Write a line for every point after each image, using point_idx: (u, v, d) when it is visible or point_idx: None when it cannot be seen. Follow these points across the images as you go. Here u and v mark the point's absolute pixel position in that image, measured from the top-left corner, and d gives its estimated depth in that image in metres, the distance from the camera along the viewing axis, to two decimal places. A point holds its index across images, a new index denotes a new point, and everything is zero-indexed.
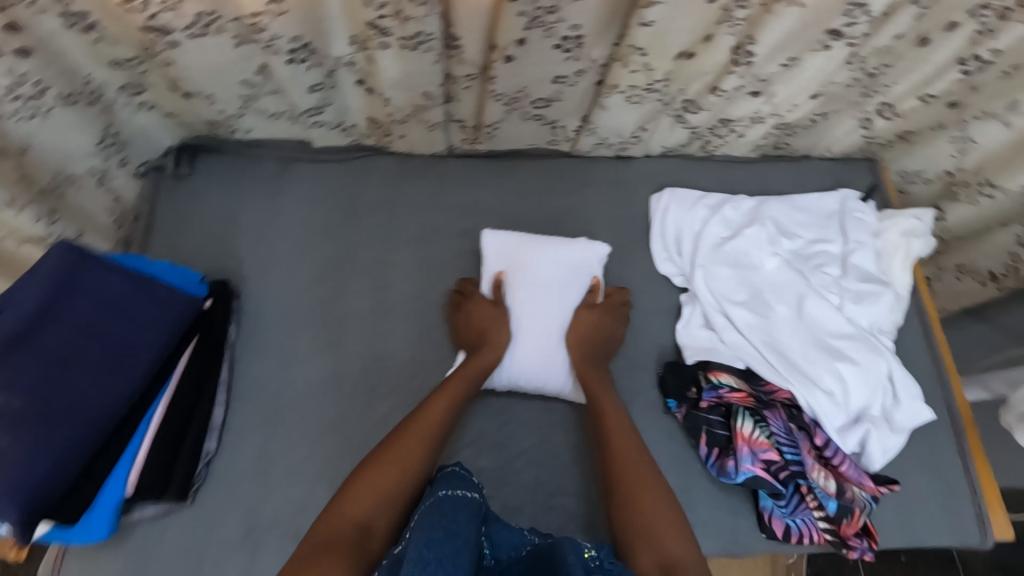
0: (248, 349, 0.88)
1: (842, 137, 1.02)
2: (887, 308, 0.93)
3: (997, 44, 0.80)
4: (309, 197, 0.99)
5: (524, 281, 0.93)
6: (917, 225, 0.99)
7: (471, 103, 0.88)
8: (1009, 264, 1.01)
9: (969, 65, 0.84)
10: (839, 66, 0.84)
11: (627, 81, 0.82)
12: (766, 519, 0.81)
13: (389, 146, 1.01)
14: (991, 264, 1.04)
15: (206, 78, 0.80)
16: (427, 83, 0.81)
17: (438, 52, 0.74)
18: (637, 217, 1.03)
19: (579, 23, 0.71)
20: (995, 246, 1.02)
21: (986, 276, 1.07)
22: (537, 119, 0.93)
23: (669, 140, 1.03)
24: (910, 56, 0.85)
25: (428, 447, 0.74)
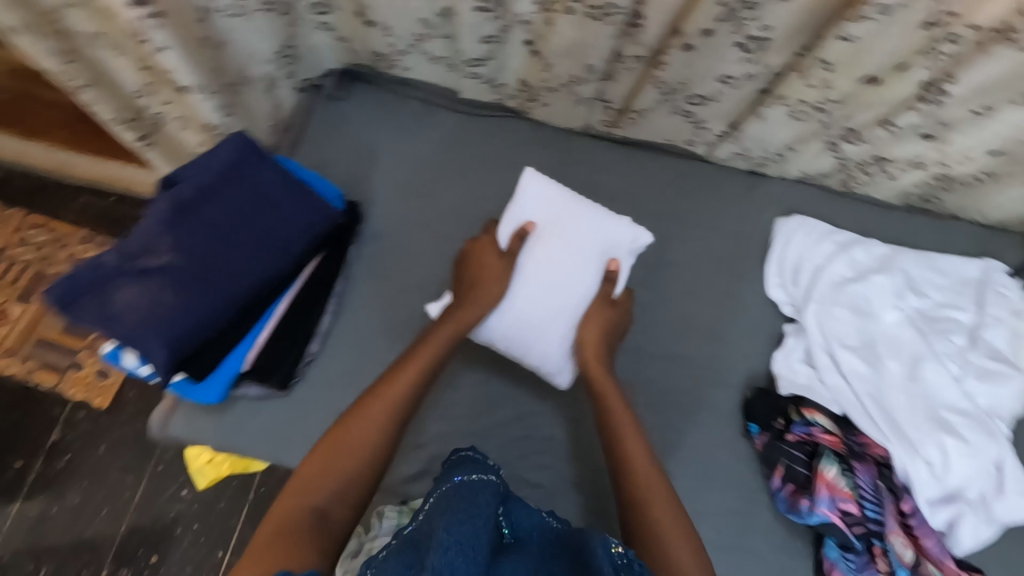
0: (362, 269, 0.93)
1: (1004, 204, 0.95)
2: (1012, 393, 0.87)
3: None
4: (443, 143, 1.02)
5: (574, 252, 0.87)
6: None
7: (627, 85, 0.88)
8: None
9: None
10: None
11: (798, 94, 0.80)
12: (826, 567, 0.78)
13: (529, 112, 1.03)
14: None
15: (394, 11, 0.84)
16: (594, 57, 0.81)
17: (620, 29, 0.75)
18: (756, 237, 1.00)
19: (771, 25, 0.69)
20: None
21: None
22: (685, 116, 0.92)
23: (812, 166, 0.99)
24: None
25: (387, 430, 0.73)
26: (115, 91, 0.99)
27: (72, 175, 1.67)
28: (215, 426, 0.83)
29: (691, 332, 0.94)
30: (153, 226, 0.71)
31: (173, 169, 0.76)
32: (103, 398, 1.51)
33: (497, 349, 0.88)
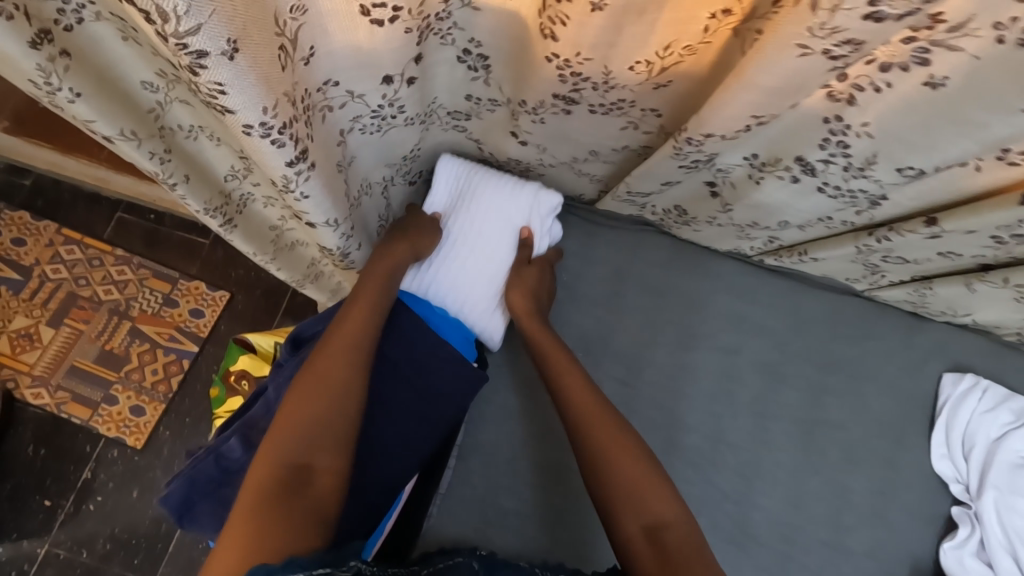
0: (481, 412, 0.81)
1: None
2: None
3: None
4: (572, 262, 0.90)
5: (459, 219, 0.82)
6: None
7: (813, 234, 0.75)
8: None
9: None
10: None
11: None
12: None
13: (673, 229, 0.90)
14: None
15: (558, 138, 0.69)
16: (797, 215, 0.67)
17: (851, 203, 0.61)
18: (921, 398, 0.88)
19: None
20: None
21: None
22: (866, 266, 0.79)
23: (992, 318, 0.85)
24: None
25: (355, 362, 0.63)
26: (207, 178, 0.83)
27: (111, 189, 1.44)
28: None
29: (850, 514, 0.83)
30: None
31: (300, 327, 0.71)
32: (138, 437, 1.33)
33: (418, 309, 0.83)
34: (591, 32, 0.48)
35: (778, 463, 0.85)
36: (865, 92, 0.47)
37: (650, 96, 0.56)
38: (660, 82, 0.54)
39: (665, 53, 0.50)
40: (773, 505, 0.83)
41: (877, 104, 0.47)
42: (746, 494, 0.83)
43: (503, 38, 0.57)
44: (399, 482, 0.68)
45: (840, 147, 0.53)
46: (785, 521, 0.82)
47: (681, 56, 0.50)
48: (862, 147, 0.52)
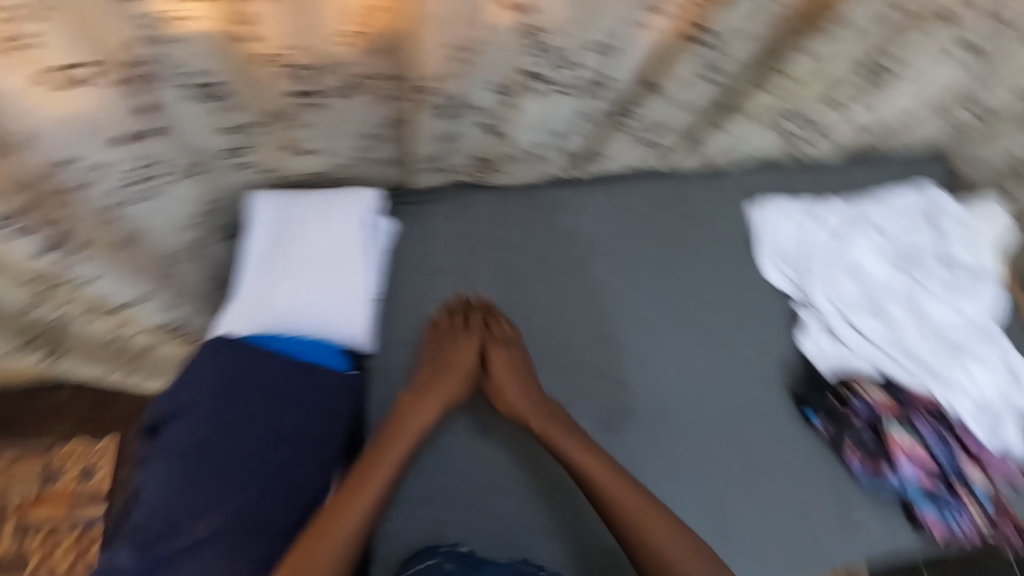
0: (377, 420, 0.76)
1: (925, 131, 0.97)
2: (992, 297, 0.92)
3: None
4: (408, 243, 0.84)
5: (293, 241, 0.80)
6: (993, 211, 0.97)
7: (594, 134, 0.85)
8: None
9: None
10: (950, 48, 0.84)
11: (757, 101, 0.86)
12: (923, 519, 0.79)
13: (486, 180, 0.89)
14: None
15: (337, 132, 0.76)
16: (555, 123, 0.81)
17: (591, 83, 0.74)
18: (760, 235, 0.95)
19: (729, 62, 0.78)
20: None
21: None
22: (647, 142, 0.89)
23: (763, 146, 0.96)
24: None
25: (370, 513, 0.63)
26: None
27: None
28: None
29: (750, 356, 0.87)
30: (167, 485, 0.63)
31: (149, 415, 0.69)
32: None
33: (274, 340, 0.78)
34: (284, 27, 0.62)
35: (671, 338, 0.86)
36: (526, 9, 0.65)
37: (386, 62, 0.68)
38: (381, 48, 0.66)
39: (363, 18, 0.63)
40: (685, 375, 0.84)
41: (541, 18, 0.67)
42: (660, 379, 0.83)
43: (231, 60, 0.64)
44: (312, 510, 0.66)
45: (543, 51, 0.70)
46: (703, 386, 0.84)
47: (376, 18, 0.63)
48: (554, 45, 0.70)
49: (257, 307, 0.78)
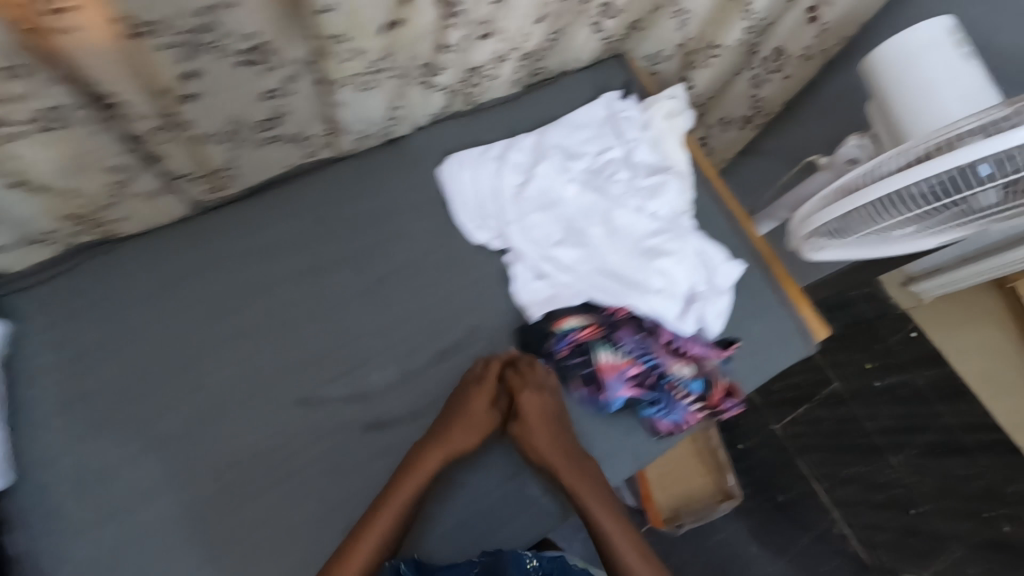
0: (55, 539, 0.78)
1: (583, 46, 1.08)
2: (683, 190, 1.03)
3: (684, 6, 1.07)
4: (66, 324, 0.85)
5: None
6: (677, 102, 1.11)
7: (210, 155, 0.78)
8: (754, 103, 1.29)
9: (671, 11, 1.08)
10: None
11: (344, 73, 0.74)
12: (651, 424, 0.88)
13: (119, 230, 0.87)
14: (741, 109, 1.33)
15: None
16: (107, 158, 0.69)
17: (279, 74, 0.70)
18: (520, 132, 1.08)
19: (296, 91, 0.75)
20: (738, 93, 1.29)
21: (741, 120, 1.36)
22: (275, 141, 0.85)
23: (430, 107, 1.00)
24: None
25: (565, 480, 0.81)
26: None
27: None
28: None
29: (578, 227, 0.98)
30: None
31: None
32: None
33: None
34: None
35: (549, 244, 0.96)
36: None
37: None
38: None
39: None
40: (530, 254, 0.96)
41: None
42: (538, 249, 0.96)
43: None
44: None
45: None
46: (556, 257, 0.95)
47: None
48: None
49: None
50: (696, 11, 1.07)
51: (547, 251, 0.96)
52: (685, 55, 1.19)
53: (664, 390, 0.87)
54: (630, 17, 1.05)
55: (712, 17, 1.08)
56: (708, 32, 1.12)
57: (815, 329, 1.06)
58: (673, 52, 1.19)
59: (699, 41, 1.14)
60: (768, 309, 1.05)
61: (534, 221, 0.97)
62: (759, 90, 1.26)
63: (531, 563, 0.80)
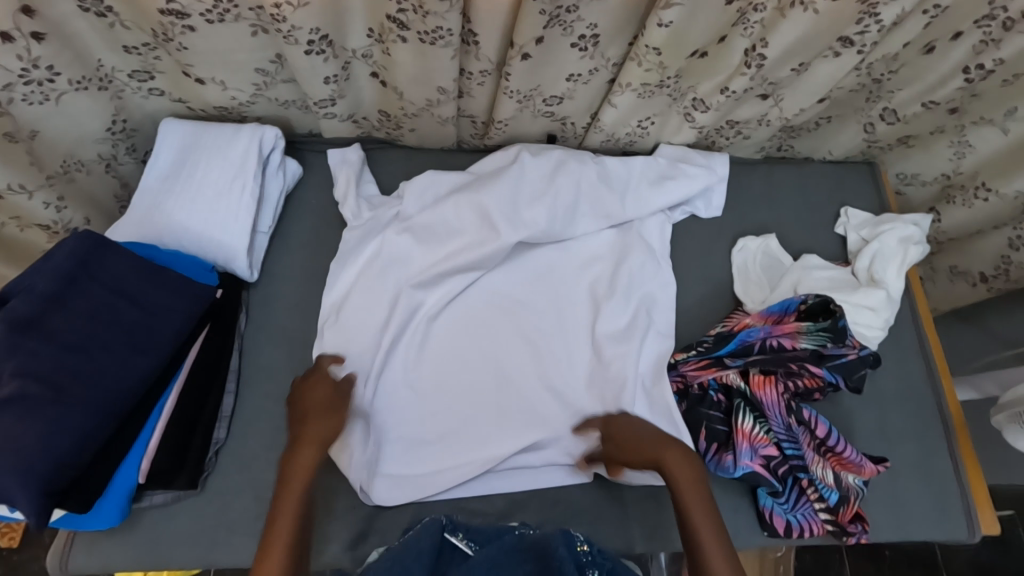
0: (252, 343, 0.90)
1: (844, 142, 1.08)
2: (879, 303, 0.98)
3: (968, 139, 1.02)
4: (320, 188, 1.00)
5: (198, 148, 0.90)
6: (915, 233, 1.05)
7: (484, 98, 0.91)
8: (1001, 266, 1.18)
9: (956, 142, 1.04)
10: (955, 91, 0.88)
11: (640, 79, 0.83)
12: (767, 516, 0.87)
13: (399, 139, 1.04)
14: (983, 267, 1.21)
15: (223, 66, 0.81)
16: (443, 78, 0.83)
17: (591, 63, 0.82)
18: (742, 190, 1.11)
19: (590, 78, 0.86)
20: (986, 250, 1.19)
21: (977, 277, 1.24)
22: (548, 117, 0.97)
23: (677, 139, 1.06)
24: (933, 115, 0.99)
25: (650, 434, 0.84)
26: None
27: None
28: (158, 548, 0.78)
29: (592, 313, 0.98)
30: (79, 328, 0.71)
31: (5, 286, 0.72)
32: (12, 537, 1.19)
33: (163, 243, 0.86)
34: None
35: (595, 243, 1.02)
36: None
37: (301, 13, 0.71)
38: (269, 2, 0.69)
39: None
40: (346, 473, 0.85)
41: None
42: (397, 415, 0.89)
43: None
44: (126, 403, 0.72)
45: None
46: (520, 379, 0.93)
47: (293, 5, 0.70)
48: None
49: (145, 223, 0.86)
50: (981, 149, 1.02)
51: (417, 393, 0.90)
52: (945, 187, 1.13)
53: (791, 486, 0.86)
54: (907, 129, 1.03)
55: (996, 160, 1.03)
56: (989, 171, 1.05)
57: (983, 524, 0.93)
58: (934, 180, 1.13)
59: (968, 178, 1.08)
60: (937, 471, 0.95)
61: (398, 356, 0.91)
62: (1015, 253, 1.14)
63: (581, 547, 0.68)
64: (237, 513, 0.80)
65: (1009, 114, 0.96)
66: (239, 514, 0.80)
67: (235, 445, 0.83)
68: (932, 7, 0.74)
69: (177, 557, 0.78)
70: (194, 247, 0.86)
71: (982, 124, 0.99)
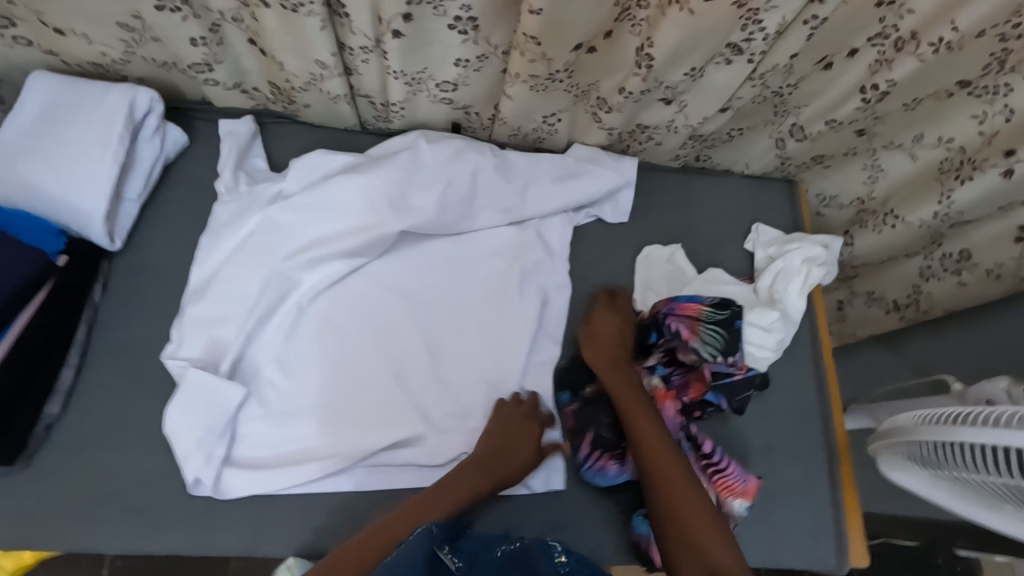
0: (104, 316, 0.85)
1: (759, 155, 1.06)
2: (774, 325, 0.95)
3: (880, 163, 1.00)
4: (204, 157, 0.95)
5: (63, 104, 0.84)
6: (821, 254, 1.01)
7: (374, 78, 0.86)
8: (912, 295, 1.16)
9: (868, 166, 1.02)
10: (854, 111, 0.86)
11: (527, 69, 0.79)
12: (644, 543, 0.79)
13: (298, 114, 0.99)
14: (897, 295, 1.19)
15: (80, 17, 0.77)
16: (318, 52, 0.78)
17: (476, 49, 0.79)
18: (654, 197, 1.08)
19: (479, 66, 0.83)
20: (901, 278, 1.17)
21: (891, 305, 1.22)
22: (448, 103, 0.93)
23: (590, 139, 1.02)
24: (842, 136, 0.97)
25: (622, 357, 0.89)
26: None
27: None
28: None
29: (482, 310, 0.92)
30: None
31: None
32: None
33: (9, 203, 0.81)
34: None
35: (491, 240, 0.96)
36: None
37: None
38: None
39: None
40: (181, 463, 0.77)
41: None
42: (258, 399, 0.83)
43: None
44: None
45: None
46: (390, 374, 0.86)
47: None
48: None
49: None
50: (892, 174, 1.01)
51: (284, 370, 0.85)
52: (859, 210, 1.11)
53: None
54: (818, 148, 1.01)
55: (906, 186, 1.01)
56: (900, 197, 1.03)
57: (853, 555, 0.91)
58: (850, 202, 1.10)
59: (880, 203, 1.07)
60: (815, 497, 0.92)
61: (267, 335, 0.86)
62: (926, 283, 1.12)
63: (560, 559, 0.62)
64: (63, 491, 0.76)
65: (917, 139, 0.93)
66: (62, 495, 0.76)
67: (69, 421, 0.79)
68: (812, 17, 0.71)
69: None
70: (42, 209, 0.82)
71: (891, 148, 0.97)
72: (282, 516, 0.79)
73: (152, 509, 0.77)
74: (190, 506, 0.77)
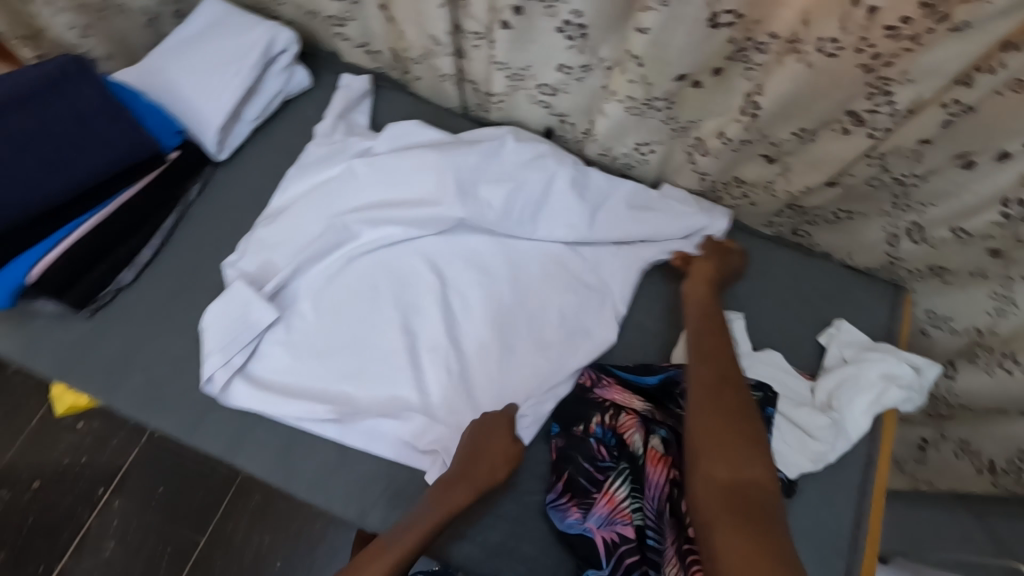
0: (190, 213, 0.95)
1: (865, 247, 0.93)
2: (822, 430, 0.85)
3: (1014, 297, 0.85)
4: (317, 102, 1.04)
5: (220, 27, 0.96)
6: (905, 374, 0.87)
7: (481, 66, 0.89)
8: (1014, 461, 0.97)
9: (998, 295, 0.87)
10: (988, 226, 0.74)
11: (626, 90, 0.79)
12: None
13: (409, 85, 1.05)
14: (996, 455, 1.00)
15: None
16: (436, 27, 0.83)
17: (580, 57, 0.79)
18: None
19: (581, 77, 0.82)
20: (1006, 437, 0.97)
21: (985, 465, 1.02)
22: (545, 108, 0.92)
23: (680, 180, 0.95)
24: (971, 251, 0.83)
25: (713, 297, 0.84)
26: None
27: None
28: (33, 348, 0.85)
29: (509, 314, 0.91)
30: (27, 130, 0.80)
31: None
32: None
33: (151, 97, 0.95)
34: None
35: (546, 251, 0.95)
36: None
37: None
38: None
39: None
40: (205, 357, 0.84)
41: None
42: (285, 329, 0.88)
43: None
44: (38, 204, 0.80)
45: None
46: (405, 346, 0.87)
47: None
48: None
49: (147, 74, 0.95)
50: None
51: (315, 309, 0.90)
52: (974, 343, 0.94)
53: None
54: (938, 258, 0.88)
55: None
56: None
57: None
58: (965, 331, 0.94)
59: (1001, 342, 0.90)
60: None
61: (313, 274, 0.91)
62: None
63: None
64: (107, 347, 0.86)
65: None
66: (105, 350, 0.86)
67: (133, 291, 0.89)
68: (953, 100, 0.64)
69: (42, 361, 0.85)
70: (176, 109, 0.94)
71: None
72: (266, 438, 0.83)
73: (166, 389, 0.84)
74: (196, 398, 0.84)
